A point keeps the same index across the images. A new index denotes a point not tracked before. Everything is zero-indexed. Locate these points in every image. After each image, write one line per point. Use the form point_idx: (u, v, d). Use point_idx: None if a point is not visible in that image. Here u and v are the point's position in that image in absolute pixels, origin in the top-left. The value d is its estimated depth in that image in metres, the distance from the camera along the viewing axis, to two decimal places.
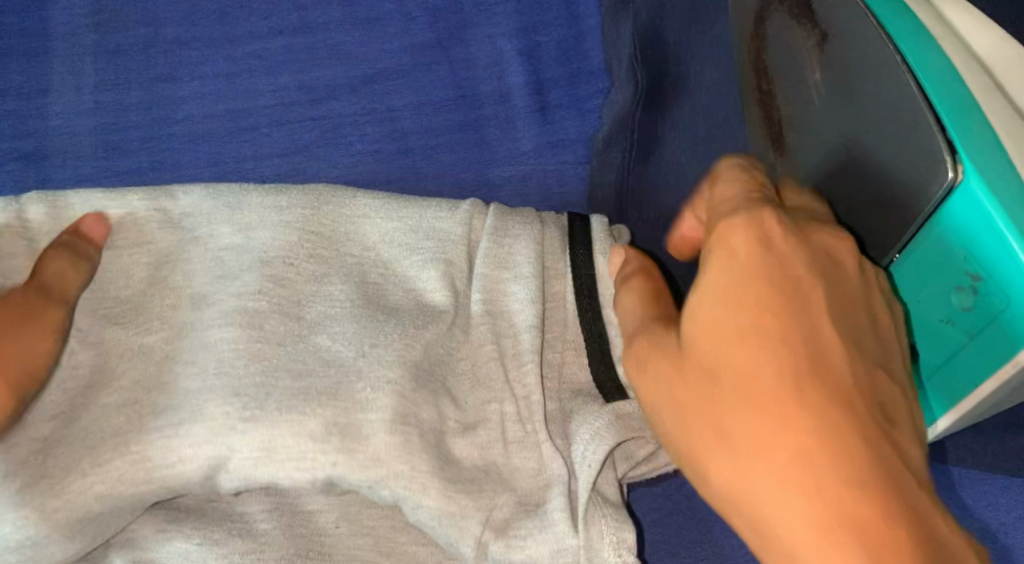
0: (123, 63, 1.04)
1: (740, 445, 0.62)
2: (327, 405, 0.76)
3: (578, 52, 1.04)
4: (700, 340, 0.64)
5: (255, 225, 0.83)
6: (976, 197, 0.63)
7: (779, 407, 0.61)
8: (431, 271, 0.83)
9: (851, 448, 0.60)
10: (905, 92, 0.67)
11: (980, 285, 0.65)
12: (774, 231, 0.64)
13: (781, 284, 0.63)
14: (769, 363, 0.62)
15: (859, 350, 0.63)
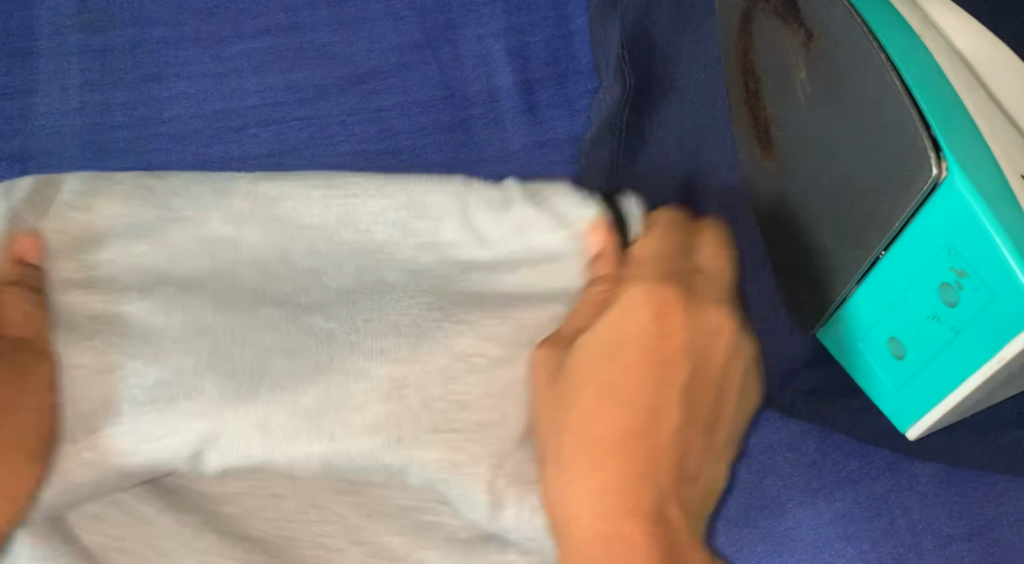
0: (110, 63, 1.04)
1: (570, 483, 0.70)
2: (320, 378, 0.76)
3: (566, 53, 1.04)
4: (574, 374, 0.72)
5: (244, 216, 0.83)
6: (960, 195, 0.64)
7: (600, 440, 0.70)
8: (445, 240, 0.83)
9: (644, 511, 0.70)
10: (889, 92, 0.67)
11: (967, 281, 0.65)
12: (666, 310, 0.71)
13: (654, 357, 0.71)
14: (610, 416, 0.71)
15: (690, 417, 0.72)
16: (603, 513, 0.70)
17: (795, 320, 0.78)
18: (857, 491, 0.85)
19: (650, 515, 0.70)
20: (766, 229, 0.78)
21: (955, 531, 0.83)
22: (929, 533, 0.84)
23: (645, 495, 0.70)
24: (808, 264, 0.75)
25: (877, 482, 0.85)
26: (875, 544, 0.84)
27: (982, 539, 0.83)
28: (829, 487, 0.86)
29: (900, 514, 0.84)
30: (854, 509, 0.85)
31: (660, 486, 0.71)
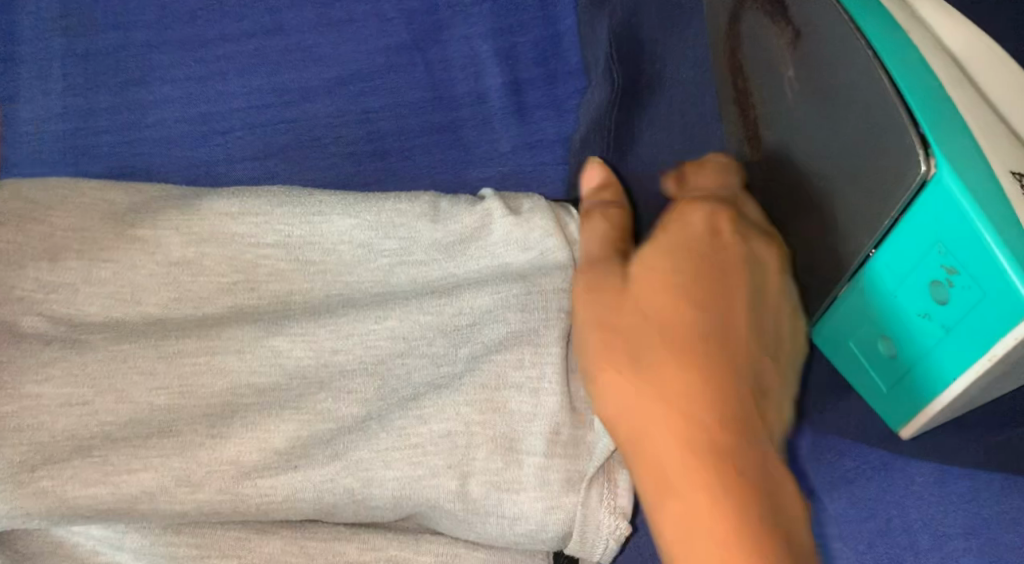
0: (92, 67, 1.03)
1: (635, 384, 0.65)
2: (289, 416, 0.80)
3: (555, 53, 1.02)
4: (636, 284, 0.69)
5: (207, 239, 0.85)
6: (949, 192, 0.63)
7: (670, 337, 0.65)
8: (420, 256, 0.84)
9: (731, 411, 0.63)
10: (876, 87, 0.66)
11: (957, 278, 0.64)
12: (723, 223, 0.70)
13: (718, 260, 0.68)
14: (687, 319, 0.65)
15: (761, 325, 0.67)
16: (675, 422, 0.63)
17: None
18: (851, 490, 0.84)
19: (728, 425, 0.63)
20: None
21: (951, 530, 0.81)
22: (926, 532, 0.81)
23: (725, 398, 0.63)
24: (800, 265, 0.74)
25: (872, 482, 0.84)
26: (871, 545, 0.82)
27: (978, 536, 0.80)
28: (824, 487, 0.85)
29: (896, 513, 0.83)
30: (848, 510, 0.84)
31: (740, 392, 0.64)
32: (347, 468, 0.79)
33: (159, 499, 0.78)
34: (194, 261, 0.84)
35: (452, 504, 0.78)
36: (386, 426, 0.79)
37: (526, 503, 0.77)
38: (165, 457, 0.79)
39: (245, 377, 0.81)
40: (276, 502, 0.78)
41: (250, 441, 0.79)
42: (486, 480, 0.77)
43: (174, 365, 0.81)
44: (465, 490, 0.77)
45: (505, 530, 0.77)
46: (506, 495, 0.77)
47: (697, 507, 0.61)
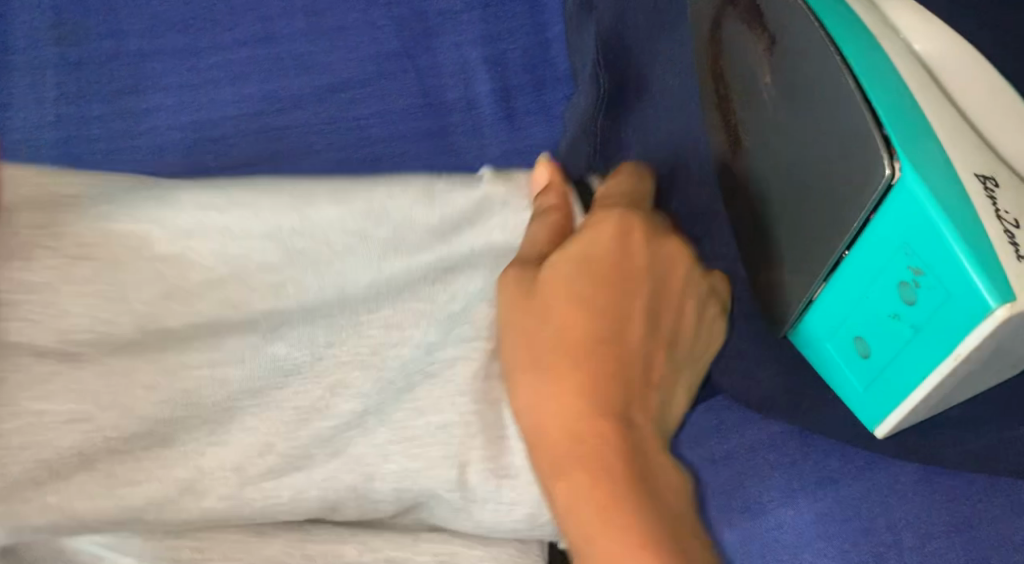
0: (86, 76, 1.05)
1: (546, 389, 0.72)
2: (297, 401, 0.87)
3: (544, 61, 1.04)
4: (546, 288, 0.73)
5: (191, 230, 0.85)
6: (915, 194, 0.64)
7: (569, 340, 0.72)
8: (408, 247, 0.87)
9: (613, 407, 0.71)
10: (844, 92, 0.68)
11: (923, 278, 0.66)
12: (633, 234, 0.75)
13: (620, 270, 0.74)
14: (587, 339, 0.72)
15: (657, 324, 0.75)
16: (572, 415, 0.71)
17: (770, 322, 0.79)
18: (836, 490, 0.85)
19: (616, 422, 0.71)
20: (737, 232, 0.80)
21: (934, 529, 0.82)
22: (908, 531, 0.82)
23: (614, 395, 0.71)
24: (778, 267, 0.76)
25: (856, 481, 0.85)
26: (856, 543, 0.83)
27: (962, 535, 0.81)
28: (809, 487, 0.86)
29: (880, 513, 0.83)
30: (833, 508, 0.84)
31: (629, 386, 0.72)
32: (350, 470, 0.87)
33: (167, 507, 0.84)
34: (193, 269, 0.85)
35: (452, 493, 0.87)
36: (384, 420, 0.87)
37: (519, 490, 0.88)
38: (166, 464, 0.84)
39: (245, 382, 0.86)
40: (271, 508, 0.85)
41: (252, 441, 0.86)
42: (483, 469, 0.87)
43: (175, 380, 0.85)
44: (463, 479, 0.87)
45: (499, 518, 0.88)
46: (502, 481, 0.88)
47: (586, 494, 0.70)
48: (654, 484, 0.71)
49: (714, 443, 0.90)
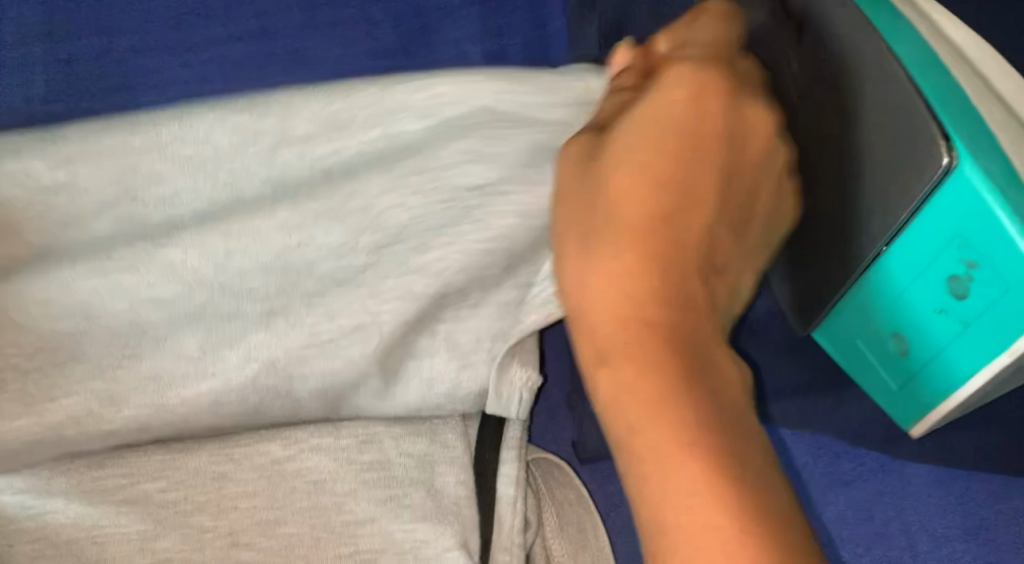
0: (75, 73, 1.00)
1: (597, 268, 0.62)
2: (203, 327, 0.81)
3: (545, 55, 1.01)
4: (608, 160, 0.63)
5: (75, 158, 0.80)
6: (971, 182, 0.61)
7: (627, 215, 0.62)
8: (290, 150, 0.81)
9: (672, 296, 0.61)
10: (891, 80, 0.64)
11: (977, 273, 0.63)
12: (711, 91, 0.62)
13: (693, 137, 0.62)
14: (645, 214, 0.62)
15: (728, 203, 0.64)
16: (621, 307, 0.61)
17: (792, 318, 0.77)
18: (848, 493, 0.84)
19: (683, 321, 0.61)
20: None
21: (950, 532, 0.80)
22: (922, 534, 0.81)
23: (678, 282, 0.62)
24: (806, 259, 0.73)
25: (869, 484, 0.84)
26: (869, 547, 0.82)
27: (978, 538, 0.80)
28: (822, 489, 0.85)
29: (894, 516, 0.82)
30: (844, 512, 0.84)
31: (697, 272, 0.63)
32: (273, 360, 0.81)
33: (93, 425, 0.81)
34: (166, 191, 0.82)
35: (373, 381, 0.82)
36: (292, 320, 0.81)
37: (441, 365, 0.83)
38: (138, 386, 0.81)
39: (234, 323, 0.81)
40: (218, 396, 0.81)
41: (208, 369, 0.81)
42: (401, 341, 0.82)
43: (172, 327, 0.82)
44: (386, 357, 0.82)
45: (425, 396, 0.84)
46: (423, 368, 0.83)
47: (637, 395, 0.60)
48: (720, 393, 0.61)
49: None
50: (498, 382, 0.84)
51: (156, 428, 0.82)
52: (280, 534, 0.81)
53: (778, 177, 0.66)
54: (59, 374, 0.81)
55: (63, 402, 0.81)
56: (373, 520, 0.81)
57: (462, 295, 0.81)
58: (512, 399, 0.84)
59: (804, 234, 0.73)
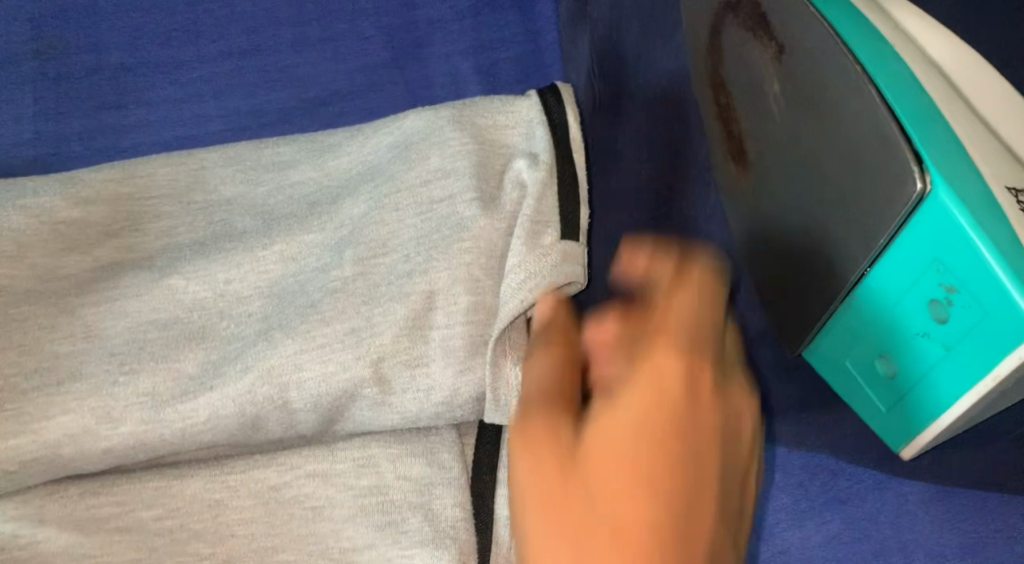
0: (65, 91, 0.99)
1: (582, 530, 0.51)
2: (200, 346, 0.79)
3: (538, 69, 1.00)
4: (592, 420, 0.53)
5: (91, 198, 0.83)
6: (945, 208, 0.61)
7: (619, 460, 0.51)
8: (298, 177, 0.84)
9: (688, 553, 0.50)
10: (866, 102, 0.64)
11: (956, 297, 0.63)
12: (695, 322, 0.55)
13: (684, 374, 0.53)
14: (653, 545, 0.50)
15: (728, 450, 0.53)
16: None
17: (783, 341, 0.77)
18: (845, 510, 0.83)
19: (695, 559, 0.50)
20: (745, 245, 0.78)
21: (947, 550, 0.80)
22: (921, 552, 0.80)
23: (695, 528, 0.50)
24: (791, 283, 0.73)
25: (866, 502, 0.82)
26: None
27: (975, 556, 0.79)
28: (817, 508, 0.83)
29: (891, 534, 0.81)
30: (842, 528, 0.82)
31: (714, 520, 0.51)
32: (259, 379, 0.76)
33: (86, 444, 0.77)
34: (161, 215, 0.84)
35: (369, 390, 0.75)
36: (290, 332, 0.77)
37: (437, 374, 0.75)
38: (134, 405, 0.77)
39: (236, 344, 0.79)
40: (221, 427, 0.77)
41: (212, 393, 0.77)
42: (395, 362, 0.75)
43: (169, 350, 0.79)
44: (379, 373, 0.75)
45: (423, 406, 0.76)
46: (417, 371, 0.75)
47: None
48: None
49: None
50: (495, 389, 0.75)
51: (152, 450, 0.77)
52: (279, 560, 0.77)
53: (761, 449, 0.57)
54: (57, 395, 0.78)
55: (58, 419, 0.77)
56: (371, 547, 0.77)
57: (451, 299, 0.75)
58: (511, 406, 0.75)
59: (789, 257, 0.73)
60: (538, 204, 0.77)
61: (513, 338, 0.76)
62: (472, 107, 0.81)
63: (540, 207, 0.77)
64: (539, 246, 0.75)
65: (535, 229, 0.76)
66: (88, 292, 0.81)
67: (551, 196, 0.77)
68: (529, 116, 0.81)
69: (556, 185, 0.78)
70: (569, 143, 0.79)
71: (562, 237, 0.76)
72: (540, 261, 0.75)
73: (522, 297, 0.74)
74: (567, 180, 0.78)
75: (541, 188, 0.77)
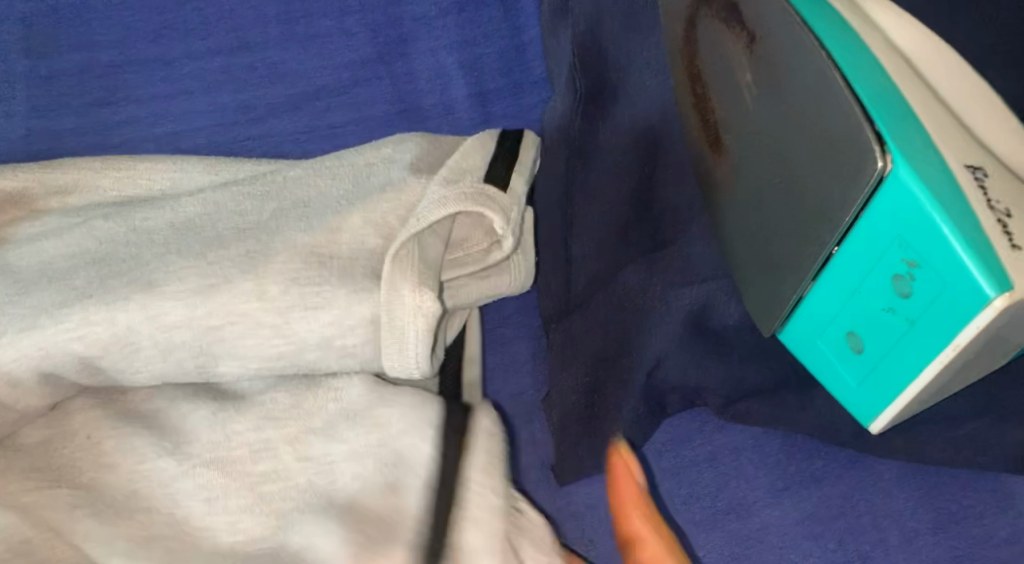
0: (58, 89, 1.00)
1: None
2: (135, 295, 0.80)
3: (520, 63, 1.01)
4: None
5: (70, 191, 0.94)
6: (906, 186, 0.63)
7: None
8: (270, 169, 0.91)
9: None
10: (831, 87, 0.66)
11: (918, 271, 0.65)
12: None
13: None
14: None
15: None
16: None
17: (758, 324, 0.79)
18: (820, 489, 0.85)
19: None
20: (721, 230, 0.80)
21: (920, 526, 0.82)
22: (895, 529, 0.82)
23: None
24: (764, 266, 0.75)
25: (841, 480, 0.85)
26: (842, 543, 0.82)
27: (947, 532, 0.81)
28: (793, 487, 0.85)
29: (865, 511, 0.83)
30: (817, 506, 0.84)
31: None
32: (210, 317, 0.79)
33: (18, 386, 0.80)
34: (127, 207, 0.89)
35: (253, 305, 0.79)
36: (211, 294, 0.80)
37: (330, 293, 0.79)
38: (46, 348, 0.79)
39: (170, 287, 0.80)
40: (172, 360, 0.80)
41: (156, 321, 0.79)
42: (285, 278, 0.80)
43: (113, 295, 0.80)
44: (263, 289, 0.80)
45: (310, 329, 0.79)
46: (311, 288, 0.80)
47: None
48: None
49: (697, 444, 0.88)
50: (388, 311, 0.78)
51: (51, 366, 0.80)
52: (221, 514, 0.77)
53: None
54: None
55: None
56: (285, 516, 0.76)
57: (360, 239, 0.83)
58: (405, 332, 0.78)
59: (761, 241, 0.75)
60: (463, 161, 0.85)
61: (413, 261, 0.79)
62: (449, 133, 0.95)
63: (464, 161, 0.85)
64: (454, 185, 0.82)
65: (455, 178, 0.84)
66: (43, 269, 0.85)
67: (476, 153, 0.86)
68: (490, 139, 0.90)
69: (486, 150, 0.87)
70: (515, 140, 0.89)
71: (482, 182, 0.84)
72: (449, 192, 0.82)
73: (424, 218, 0.80)
74: (501, 150, 0.88)
75: (466, 148, 0.86)
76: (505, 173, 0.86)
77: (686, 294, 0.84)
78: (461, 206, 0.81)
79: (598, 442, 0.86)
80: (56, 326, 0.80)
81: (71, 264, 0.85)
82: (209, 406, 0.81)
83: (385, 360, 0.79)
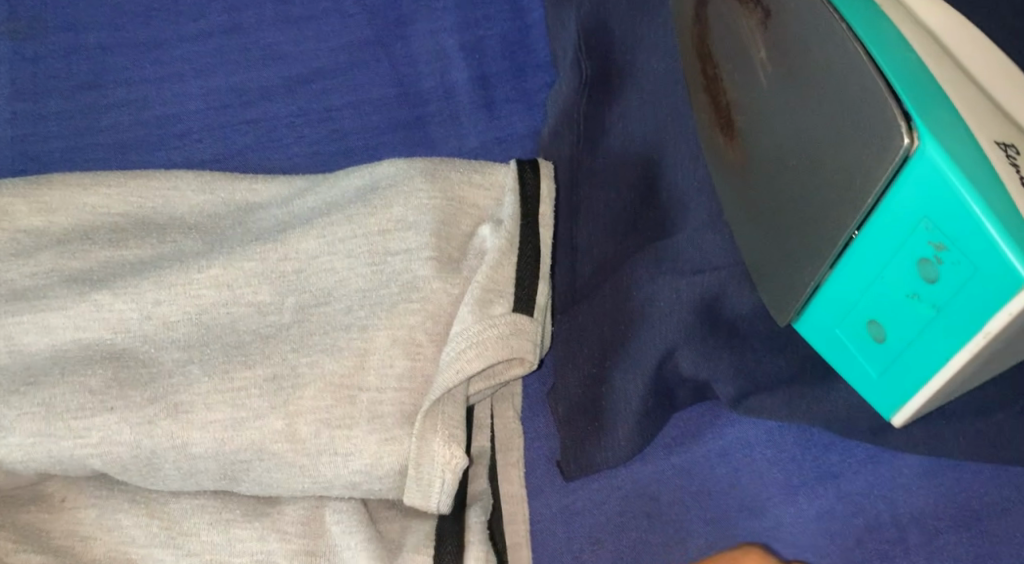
0: (44, 70, 0.97)
1: None
2: (113, 365, 0.79)
3: (523, 46, 0.97)
4: None
5: (55, 208, 0.86)
6: (934, 164, 0.60)
7: None
8: (273, 210, 0.86)
9: None
10: (853, 61, 0.63)
11: (946, 254, 0.62)
12: None
13: None
14: None
15: None
16: None
17: (773, 313, 0.76)
18: (838, 485, 0.82)
19: None
20: (732, 216, 0.77)
21: (943, 524, 0.79)
22: (915, 526, 0.79)
23: None
24: (779, 253, 0.72)
25: (859, 476, 0.81)
26: (860, 542, 0.80)
27: (970, 530, 0.78)
28: (810, 482, 0.82)
29: (884, 508, 0.80)
30: (834, 504, 0.81)
31: None
32: (238, 452, 0.76)
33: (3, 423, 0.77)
34: (130, 275, 0.83)
35: (281, 445, 0.76)
36: (208, 368, 0.79)
37: (361, 440, 0.76)
38: (31, 410, 0.77)
39: (182, 394, 0.78)
40: (192, 481, 0.78)
41: (184, 451, 0.76)
42: (316, 419, 0.76)
43: (138, 407, 0.77)
44: (294, 430, 0.76)
45: (338, 472, 0.76)
46: (338, 432, 0.76)
47: None
48: None
49: (708, 439, 0.85)
50: (417, 461, 0.75)
51: (43, 451, 0.76)
52: (240, 551, 0.78)
53: None
54: None
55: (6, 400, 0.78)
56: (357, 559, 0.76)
57: (387, 362, 0.78)
58: (432, 483, 0.75)
59: (776, 227, 0.71)
60: (495, 275, 0.79)
61: (444, 411, 0.76)
62: (459, 165, 0.84)
63: (496, 277, 0.78)
64: (489, 318, 0.76)
65: (486, 298, 0.77)
66: (35, 302, 0.82)
67: (508, 263, 0.79)
68: (504, 181, 0.84)
69: (515, 254, 0.80)
70: (537, 220, 0.82)
71: (514, 310, 0.78)
72: (485, 330, 0.76)
73: (459, 368, 0.75)
74: (527, 251, 0.80)
75: (499, 256, 0.79)
76: (534, 286, 0.79)
77: (697, 282, 0.80)
78: (499, 354, 0.76)
79: (606, 435, 0.83)
80: (40, 391, 0.78)
81: (85, 358, 0.80)
82: (205, 499, 0.80)
83: (406, 498, 0.75)
